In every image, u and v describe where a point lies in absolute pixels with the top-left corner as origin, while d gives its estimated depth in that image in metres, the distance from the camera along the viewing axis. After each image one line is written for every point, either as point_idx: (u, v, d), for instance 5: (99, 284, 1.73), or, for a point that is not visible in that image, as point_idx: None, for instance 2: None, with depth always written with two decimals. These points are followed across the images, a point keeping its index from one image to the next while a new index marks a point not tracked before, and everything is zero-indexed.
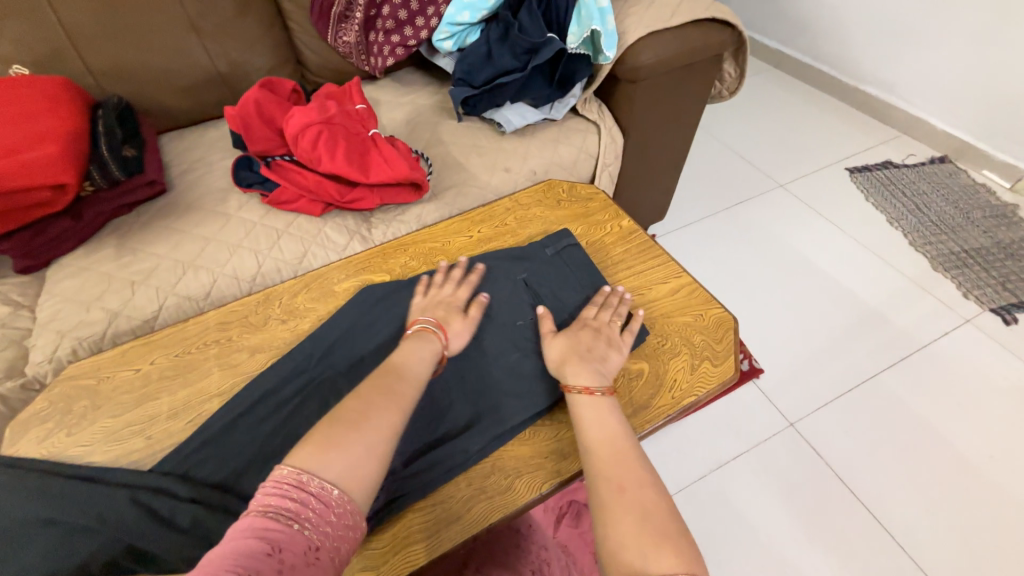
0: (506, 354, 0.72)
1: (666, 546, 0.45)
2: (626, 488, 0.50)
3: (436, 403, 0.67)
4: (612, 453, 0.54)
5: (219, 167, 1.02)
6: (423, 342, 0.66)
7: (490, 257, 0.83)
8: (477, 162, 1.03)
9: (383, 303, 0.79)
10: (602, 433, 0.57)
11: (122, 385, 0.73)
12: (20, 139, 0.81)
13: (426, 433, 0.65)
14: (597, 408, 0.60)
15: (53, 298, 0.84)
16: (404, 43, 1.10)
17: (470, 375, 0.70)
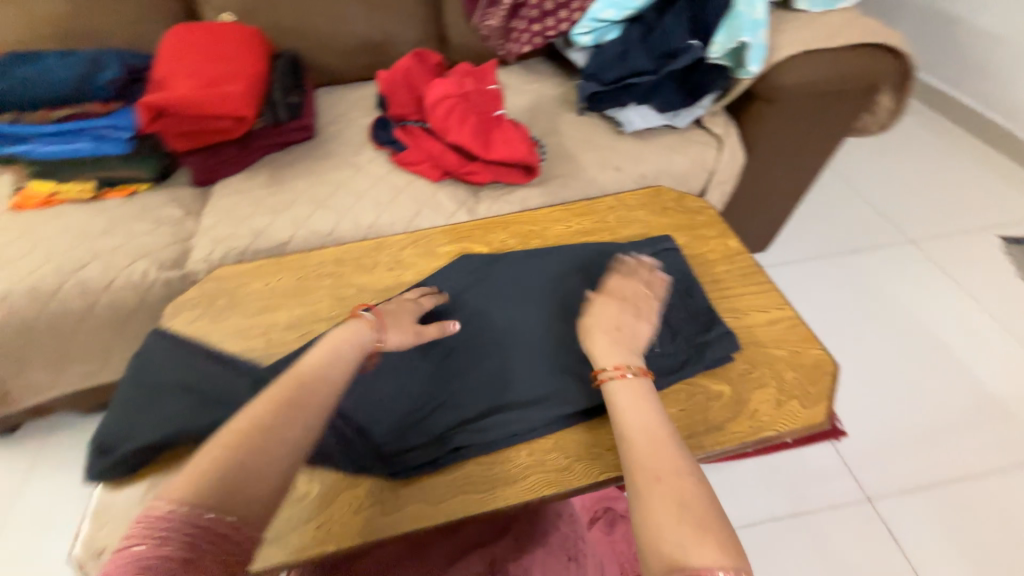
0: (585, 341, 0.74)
1: (708, 538, 0.41)
2: (662, 475, 0.46)
3: (512, 371, 0.71)
4: (647, 439, 0.50)
5: (359, 123, 1.14)
6: (356, 333, 0.64)
7: (584, 250, 0.85)
8: (589, 156, 1.04)
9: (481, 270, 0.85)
10: (637, 419, 0.53)
11: (254, 293, 0.86)
12: (217, 75, 0.97)
13: (495, 397, 0.69)
14: (634, 395, 0.56)
15: (214, 211, 1.00)
16: (543, 33, 1.14)
17: (549, 354, 0.73)
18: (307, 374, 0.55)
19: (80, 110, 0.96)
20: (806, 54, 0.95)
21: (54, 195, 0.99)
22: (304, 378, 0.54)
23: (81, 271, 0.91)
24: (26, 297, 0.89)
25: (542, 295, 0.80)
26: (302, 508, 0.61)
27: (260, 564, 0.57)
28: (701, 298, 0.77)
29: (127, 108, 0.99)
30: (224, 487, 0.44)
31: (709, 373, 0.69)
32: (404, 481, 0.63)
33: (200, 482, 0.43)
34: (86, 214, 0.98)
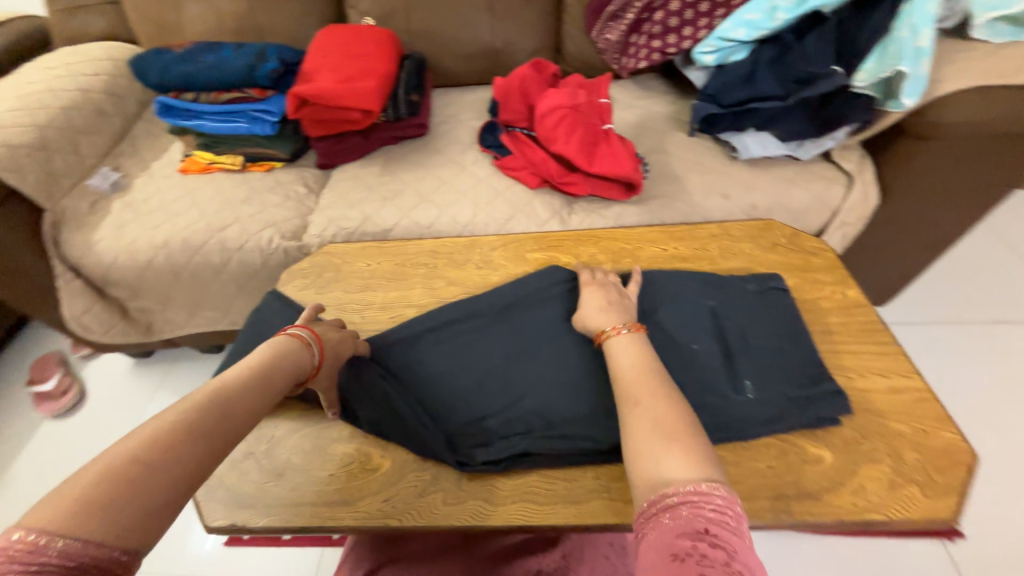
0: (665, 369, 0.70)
1: (678, 448, 0.47)
2: (641, 402, 0.53)
3: (586, 386, 0.70)
4: (635, 375, 0.57)
5: (468, 125, 1.19)
6: (283, 348, 0.61)
7: (681, 275, 0.79)
8: (696, 180, 0.99)
9: (566, 280, 0.83)
10: (627, 361, 0.60)
11: (356, 272, 0.93)
12: (355, 72, 1.07)
13: (566, 411, 0.68)
14: (627, 345, 0.62)
15: (333, 192, 1.10)
16: (663, 49, 1.11)
17: None
18: (218, 386, 0.51)
19: (241, 95, 1.11)
20: (978, 90, 0.82)
21: (211, 163, 1.17)
22: (212, 398, 0.49)
23: (223, 231, 1.05)
24: (181, 247, 1.06)
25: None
26: (375, 479, 0.65)
27: (331, 522, 0.62)
28: (807, 344, 0.71)
29: (277, 96, 1.12)
30: (113, 504, 0.37)
31: (807, 433, 0.63)
32: (469, 475, 0.64)
33: (75, 505, 0.36)
34: (234, 183, 1.14)
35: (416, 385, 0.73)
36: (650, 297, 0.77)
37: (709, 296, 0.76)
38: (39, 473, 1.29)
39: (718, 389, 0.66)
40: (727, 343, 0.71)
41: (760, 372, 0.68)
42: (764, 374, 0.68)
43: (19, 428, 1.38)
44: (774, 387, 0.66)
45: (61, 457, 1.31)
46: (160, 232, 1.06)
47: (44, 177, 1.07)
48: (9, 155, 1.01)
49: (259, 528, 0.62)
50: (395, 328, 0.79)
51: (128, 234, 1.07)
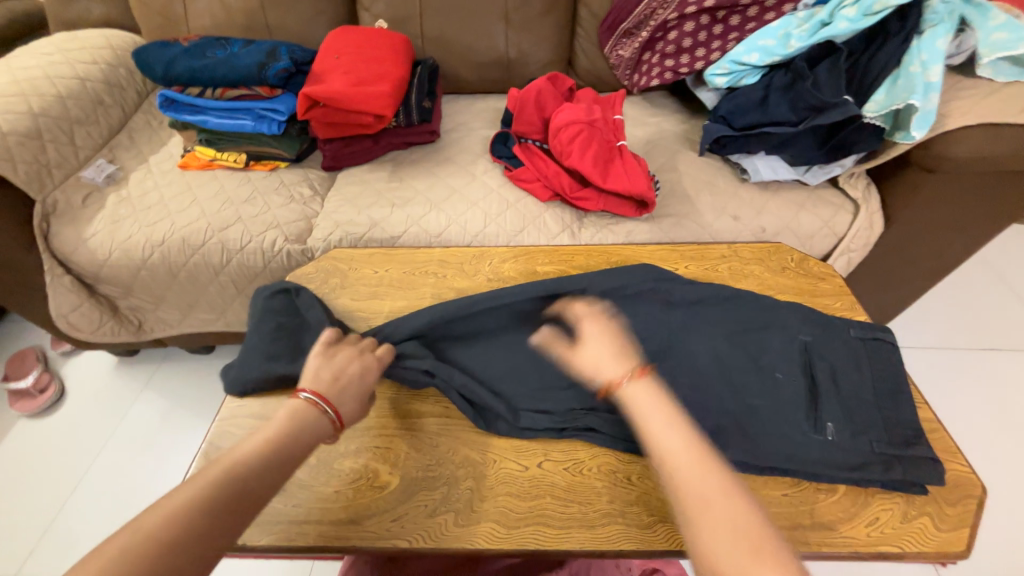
0: (750, 395, 0.70)
1: (767, 557, 0.40)
2: (711, 501, 0.45)
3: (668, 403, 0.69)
4: (692, 463, 0.48)
5: (479, 133, 1.19)
6: (304, 422, 0.53)
7: (780, 305, 0.79)
8: (706, 200, 1.00)
9: (657, 285, 0.81)
10: (665, 438, 0.51)
11: (364, 278, 0.92)
12: (368, 76, 1.05)
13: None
14: (658, 407, 0.54)
15: (338, 196, 1.09)
16: (674, 68, 1.11)
17: (716, 401, 0.69)
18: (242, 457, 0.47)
19: (249, 93, 1.09)
20: (986, 128, 0.83)
21: (213, 160, 1.13)
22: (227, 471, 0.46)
23: (224, 231, 1.02)
24: (178, 247, 1.02)
25: (720, 332, 0.77)
26: (382, 498, 0.62)
27: (338, 541, 0.60)
28: (906, 401, 0.68)
29: (285, 95, 1.10)
30: None
31: (823, 463, 0.63)
32: (480, 495, 0.63)
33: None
34: (236, 182, 1.11)
35: (493, 362, 0.75)
36: (737, 310, 0.79)
37: (802, 332, 0.76)
38: (11, 477, 1.22)
39: (799, 426, 0.66)
40: (815, 381, 0.71)
41: (846, 417, 0.67)
42: (851, 416, 0.67)
43: None
44: (859, 434, 0.65)
45: (35, 460, 1.25)
46: (159, 229, 1.03)
47: (35, 168, 1.03)
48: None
49: (261, 547, 0.60)
50: (477, 296, 0.78)
51: (124, 231, 1.04)
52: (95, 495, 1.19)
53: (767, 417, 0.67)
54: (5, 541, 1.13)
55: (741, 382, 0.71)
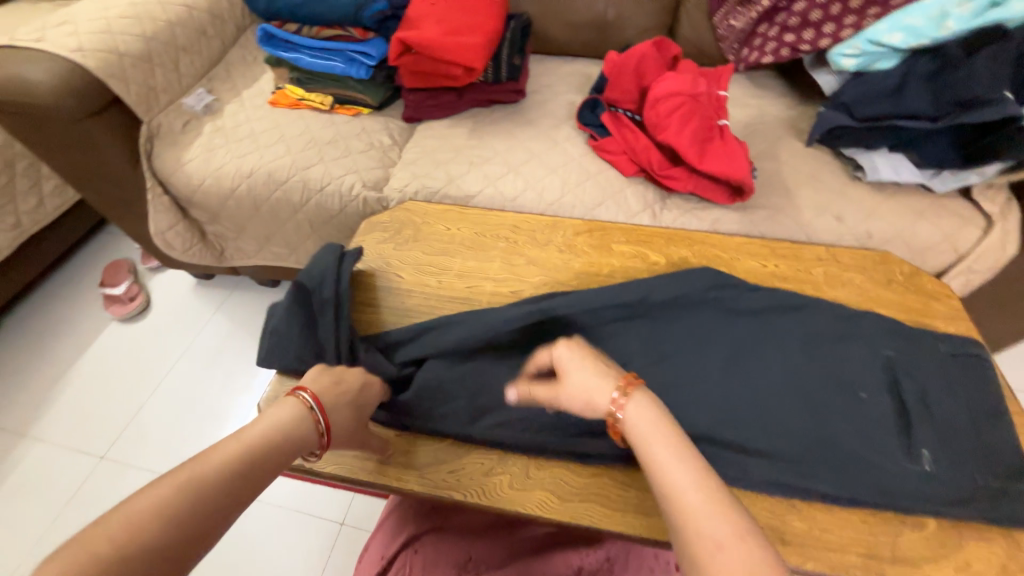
0: (830, 417, 0.65)
1: None
2: (726, 547, 0.39)
3: (737, 412, 0.66)
4: (704, 504, 0.42)
5: (564, 98, 1.13)
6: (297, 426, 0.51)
7: (859, 316, 0.74)
8: (808, 196, 0.91)
9: (724, 287, 0.77)
10: (672, 472, 0.45)
11: (436, 234, 0.91)
12: (462, 25, 1.02)
13: (712, 427, 0.65)
14: (660, 434, 0.48)
15: (416, 149, 1.08)
16: (794, 45, 1.01)
17: (792, 420, 0.65)
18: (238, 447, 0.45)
19: (343, 34, 1.09)
20: None
21: (301, 100, 1.16)
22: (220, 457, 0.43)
23: (306, 170, 1.05)
24: (264, 180, 1.06)
25: (796, 343, 0.72)
26: (439, 451, 0.64)
27: (397, 483, 0.62)
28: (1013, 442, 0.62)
29: (377, 39, 1.09)
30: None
31: (918, 497, 0.59)
32: (536, 463, 0.62)
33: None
34: (320, 123, 1.13)
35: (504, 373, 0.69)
36: (812, 316, 0.74)
37: (886, 347, 0.70)
38: (103, 372, 1.37)
39: (890, 454, 0.62)
40: (903, 403, 0.66)
41: (943, 445, 0.62)
42: (948, 446, 0.62)
43: (86, 326, 1.46)
44: (960, 467, 0.61)
45: (123, 360, 1.39)
46: (248, 162, 1.07)
47: (145, 90, 1.09)
48: (116, 63, 1.03)
49: (325, 474, 0.63)
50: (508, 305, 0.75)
51: (216, 159, 1.09)
52: (170, 400, 1.32)
53: (854, 442, 0.63)
54: (96, 425, 1.28)
55: (822, 404, 0.66)
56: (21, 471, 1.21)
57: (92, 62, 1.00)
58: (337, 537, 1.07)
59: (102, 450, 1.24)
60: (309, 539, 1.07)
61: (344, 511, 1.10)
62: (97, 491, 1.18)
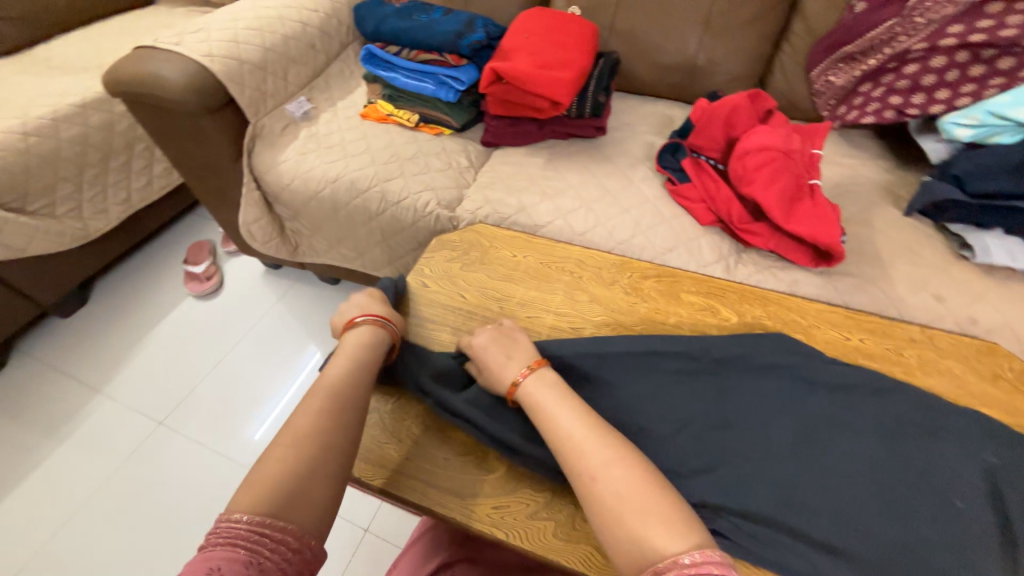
0: (914, 521, 0.58)
1: (659, 519, 0.46)
2: (599, 472, 0.51)
3: (804, 497, 0.61)
4: (583, 439, 0.54)
5: (643, 138, 1.13)
6: (376, 339, 0.68)
7: (953, 410, 0.67)
8: (903, 270, 0.84)
9: (798, 356, 0.72)
10: (560, 421, 0.57)
11: (502, 259, 0.92)
12: (554, 61, 1.04)
13: (778, 511, 0.60)
14: (552, 395, 0.60)
15: (491, 173, 1.11)
16: (900, 108, 0.96)
17: (867, 515, 0.59)
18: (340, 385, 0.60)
19: (438, 58, 1.15)
20: None
21: (389, 115, 1.22)
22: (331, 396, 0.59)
23: (387, 182, 1.10)
24: (347, 187, 1.12)
25: (877, 428, 0.65)
26: (486, 483, 0.63)
27: (441, 510, 0.61)
28: None
29: (470, 66, 1.14)
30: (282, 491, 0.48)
31: None
32: (583, 515, 0.60)
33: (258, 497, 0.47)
34: (404, 139, 1.19)
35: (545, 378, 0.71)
36: (898, 402, 0.68)
37: (987, 452, 0.63)
38: (175, 342, 1.48)
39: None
40: (1006, 520, 0.58)
41: None
42: None
43: (167, 297, 1.59)
44: None
45: (194, 334, 1.50)
46: (335, 168, 1.14)
47: (256, 95, 1.19)
48: (236, 69, 1.14)
49: (372, 488, 0.64)
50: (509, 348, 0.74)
51: (307, 163, 1.16)
52: (227, 378, 1.40)
53: (946, 557, 0.56)
54: (162, 391, 1.38)
55: (906, 506, 0.59)
56: (89, 424, 1.32)
57: (218, 67, 1.11)
58: (360, 542, 1.08)
59: (162, 415, 1.33)
60: (333, 540, 1.08)
61: (370, 517, 1.11)
62: (150, 455, 1.26)
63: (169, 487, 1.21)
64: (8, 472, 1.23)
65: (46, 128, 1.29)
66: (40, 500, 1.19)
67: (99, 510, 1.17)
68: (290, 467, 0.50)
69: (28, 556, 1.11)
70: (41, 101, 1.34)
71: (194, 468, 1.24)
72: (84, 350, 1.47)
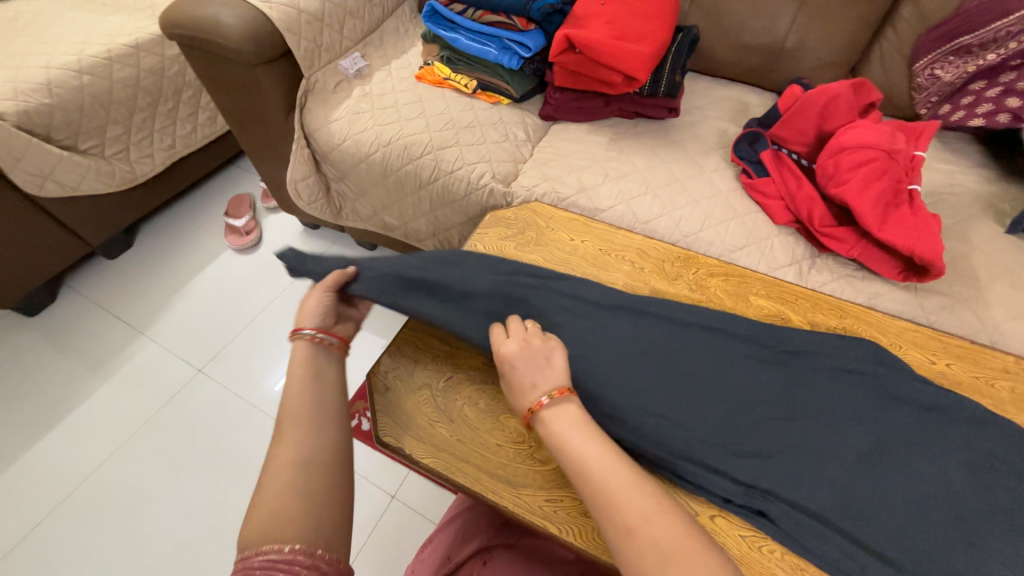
0: (985, 557, 0.52)
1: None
2: (635, 527, 0.43)
3: (862, 502, 0.56)
4: (616, 487, 0.46)
5: (716, 123, 1.05)
6: (319, 360, 0.59)
7: None
8: (1000, 293, 0.77)
9: (879, 367, 0.66)
10: (595, 463, 0.49)
11: (559, 242, 0.88)
12: (632, 32, 0.97)
13: (830, 511, 0.56)
14: (580, 434, 0.51)
15: (549, 149, 1.06)
16: (1017, 112, 0.86)
17: (926, 532, 0.54)
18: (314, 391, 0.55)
19: (505, 21, 1.07)
20: None
21: (446, 79, 1.17)
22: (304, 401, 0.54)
23: (441, 150, 1.06)
24: (399, 152, 1.09)
25: (957, 455, 0.59)
26: (539, 472, 0.61)
27: (491, 495, 0.60)
28: None
29: (537, 32, 1.07)
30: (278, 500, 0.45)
31: None
32: None
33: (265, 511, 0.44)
34: (461, 105, 1.13)
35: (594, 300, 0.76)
36: (989, 431, 0.61)
37: None
38: (212, 293, 1.50)
39: None
40: None
41: None
42: None
43: (208, 248, 1.60)
44: None
45: (231, 285, 1.51)
46: (388, 131, 1.10)
47: (312, 47, 1.15)
48: (294, 18, 1.09)
49: (421, 463, 0.64)
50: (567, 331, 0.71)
51: (360, 123, 1.13)
52: (263, 332, 1.41)
53: None
54: (201, 337, 1.41)
55: (978, 538, 0.54)
56: (133, 363, 1.36)
57: (276, 14, 1.06)
58: (387, 508, 1.09)
59: (201, 363, 1.36)
60: (360, 501, 1.10)
61: (397, 484, 1.12)
62: (189, 400, 1.29)
63: (206, 432, 1.24)
64: (58, 402, 1.29)
65: (100, 67, 1.28)
66: (88, 429, 1.24)
67: (141, 447, 1.22)
68: (296, 487, 0.46)
69: (75, 483, 1.16)
70: (96, 38, 1.32)
71: (229, 417, 1.26)
72: (128, 292, 1.50)
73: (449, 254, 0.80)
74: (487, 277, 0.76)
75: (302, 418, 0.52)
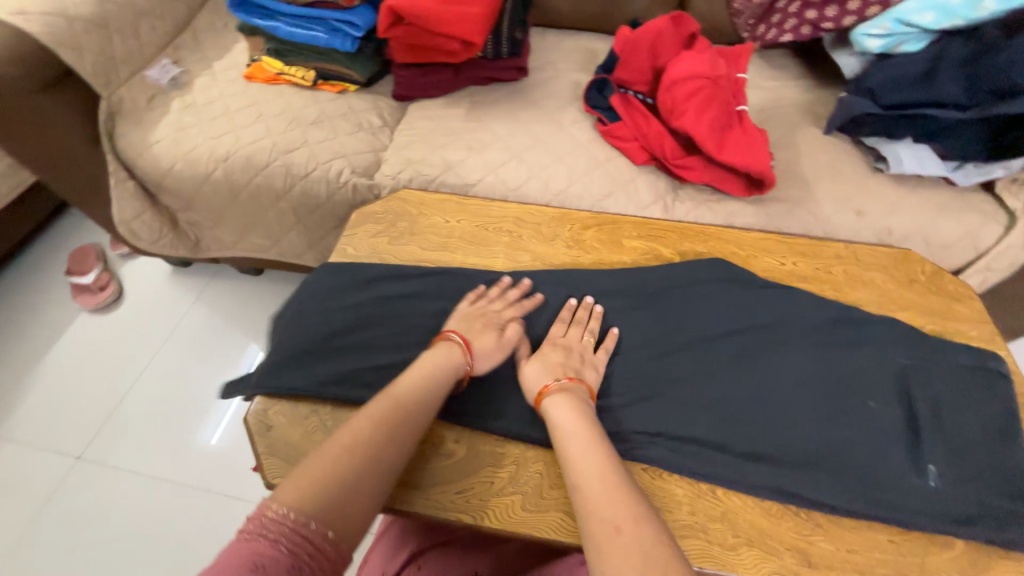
0: (832, 426, 0.60)
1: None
2: (622, 528, 0.44)
3: (732, 411, 0.62)
4: (604, 489, 0.48)
5: (567, 76, 1.05)
6: (448, 363, 0.61)
7: (873, 319, 0.69)
8: (827, 189, 0.87)
9: (733, 283, 0.72)
10: (587, 465, 0.50)
11: (432, 227, 0.84)
12: None
13: (708, 427, 0.61)
14: (584, 434, 0.54)
15: (408, 132, 1.00)
16: (815, 22, 0.95)
17: (786, 420, 0.61)
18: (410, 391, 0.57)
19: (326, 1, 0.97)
20: None
21: (280, 74, 1.05)
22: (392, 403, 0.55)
23: (288, 154, 0.96)
24: (242, 165, 0.97)
25: (804, 342, 0.67)
26: (444, 467, 0.60)
27: (401, 505, 0.58)
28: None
29: (365, 9, 0.98)
30: (328, 474, 0.46)
31: (915, 521, 0.55)
32: (549, 482, 0.59)
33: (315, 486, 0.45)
34: (302, 101, 1.03)
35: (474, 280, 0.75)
36: (827, 313, 0.69)
37: (900, 355, 0.66)
38: (75, 366, 1.28)
39: (895, 467, 0.58)
40: (914, 414, 0.62)
41: (951, 460, 0.58)
42: (958, 461, 0.58)
43: (56, 316, 1.36)
44: (966, 486, 0.57)
45: (98, 352, 1.31)
46: (222, 144, 0.98)
47: (101, 60, 0.97)
48: (66, 29, 0.91)
49: None
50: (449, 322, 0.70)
51: (187, 140, 0.99)
52: (149, 393, 1.24)
53: (862, 452, 0.59)
54: (74, 420, 1.21)
55: (828, 410, 0.61)
56: None
57: (37, 27, 0.88)
58: None
59: (79, 450, 1.17)
60: None
61: None
62: (75, 492, 1.12)
63: (106, 523, 1.08)
64: None
65: None
66: None
67: (28, 563, 1.04)
68: (345, 470, 0.47)
69: None
70: None
71: (133, 496, 1.11)
72: None
73: (322, 282, 0.78)
74: (360, 296, 0.75)
75: (394, 407, 0.54)
